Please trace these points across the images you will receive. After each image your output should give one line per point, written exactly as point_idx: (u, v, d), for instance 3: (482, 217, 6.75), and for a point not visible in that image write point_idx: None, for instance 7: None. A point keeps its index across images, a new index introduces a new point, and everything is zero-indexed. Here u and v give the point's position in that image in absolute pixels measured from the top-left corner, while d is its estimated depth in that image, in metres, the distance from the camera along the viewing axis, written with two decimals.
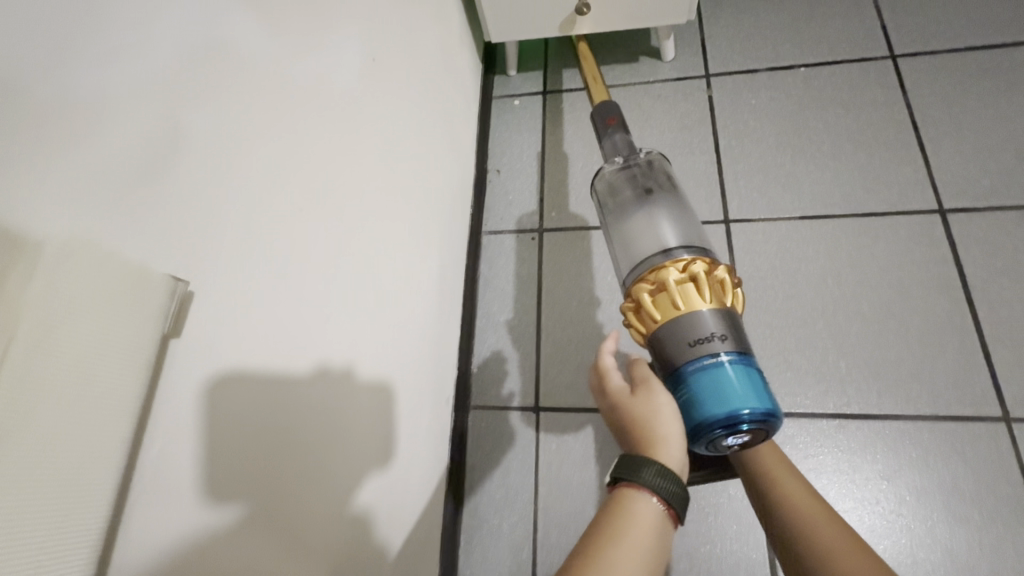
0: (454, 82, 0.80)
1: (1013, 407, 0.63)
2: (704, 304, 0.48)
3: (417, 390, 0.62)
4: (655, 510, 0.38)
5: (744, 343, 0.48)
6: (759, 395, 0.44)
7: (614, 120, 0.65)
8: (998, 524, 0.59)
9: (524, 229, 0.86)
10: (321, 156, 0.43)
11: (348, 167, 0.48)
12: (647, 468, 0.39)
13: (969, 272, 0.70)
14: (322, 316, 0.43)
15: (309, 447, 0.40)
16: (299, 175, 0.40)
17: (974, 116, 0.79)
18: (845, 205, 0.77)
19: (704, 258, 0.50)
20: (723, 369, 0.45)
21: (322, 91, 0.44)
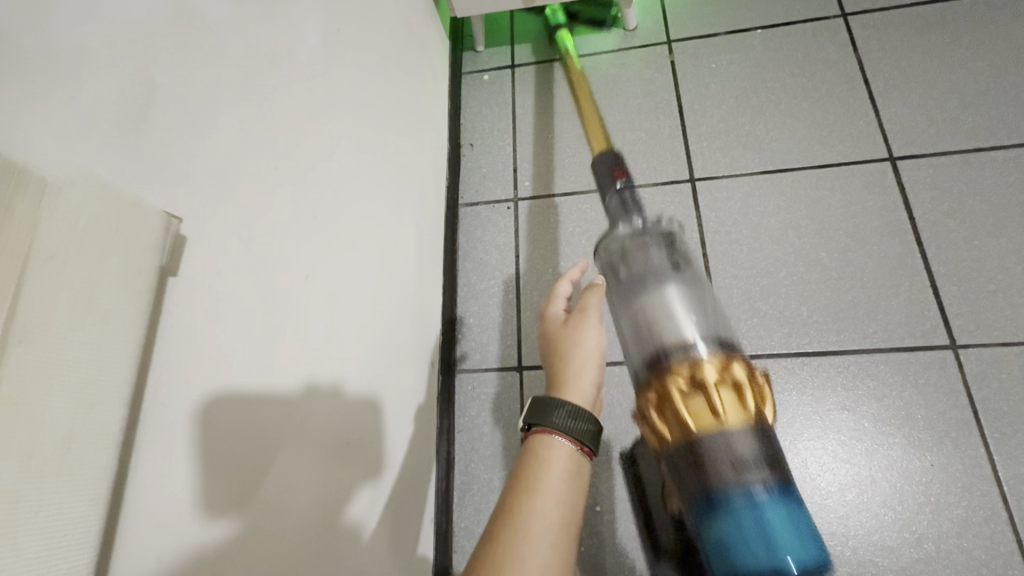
0: (421, 58, 0.82)
1: (959, 335, 0.68)
2: (739, 417, 0.47)
3: (399, 357, 0.64)
4: (567, 448, 0.43)
5: (783, 472, 0.48)
6: (805, 541, 0.45)
7: (622, 174, 0.59)
8: (948, 442, 0.64)
9: (499, 199, 0.88)
10: (291, 125, 0.45)
11: (318, 134, 0.50)
12: (557, 413, 0.44)
13: (917, 214, 0.74)
14: (301, 279, 0.45)
15: (296, 400, 0.42)
16: (271, 140, 0.42)
17: (920, 68, 0.83)
18: (802, 158, 0.80)
19: (740, 363, 0.49)
20: (763, 511, 0.45)
21: (289, 61, 0.45)
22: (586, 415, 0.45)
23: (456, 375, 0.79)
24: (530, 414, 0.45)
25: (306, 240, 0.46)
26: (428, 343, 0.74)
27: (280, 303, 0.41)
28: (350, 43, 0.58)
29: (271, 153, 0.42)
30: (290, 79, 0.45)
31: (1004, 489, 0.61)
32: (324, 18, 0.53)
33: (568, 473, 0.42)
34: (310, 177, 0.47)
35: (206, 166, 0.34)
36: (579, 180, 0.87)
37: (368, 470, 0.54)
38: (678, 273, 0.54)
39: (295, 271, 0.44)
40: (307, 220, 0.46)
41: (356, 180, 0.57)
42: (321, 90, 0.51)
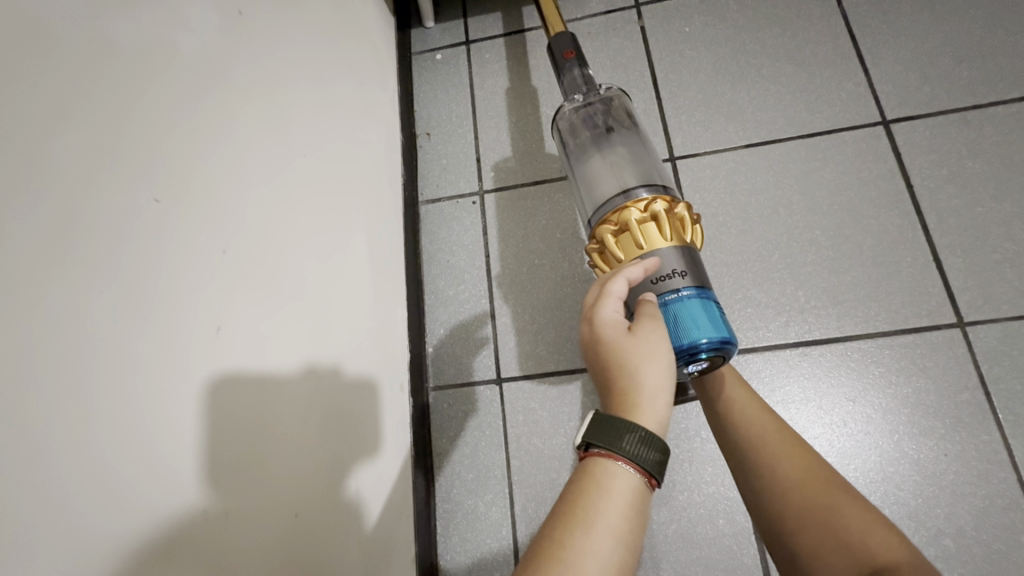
0: (361, 40, 0.72)
1: (967, 312, 0.63)
2: (665, 243, 0.48)
3: (373, 368, 0.59)
4: (632, 482, 0.34)
5: (702, 276, 0.48)
6: (716, 325, 0.45)
7: (571, 54, 0.61)
8: (960, 428, 0.60)
9: (464, 194, 0.80)
10: (176, 138, 0.36)
11: (222, 146, 0.40)
12: (630, 436, 0.35)
13: (915, 182, 0.69)
14: (213, 332, 0.36)
15: (224, 481, 0.34)
16: (145, 161, 0.33)
17: (909, 21, 0.76)
18: (790, 128, 0.74)
19: (665, 197, 0.49)
20: (679, 303, 0.45)
21: (172, 56, 0.37)
22: (657, 444, 0.35)
23: (431, 393, 0.71)
24: (589, 433, 0.35)
25: (214, 280, 0.37)
26: (397, 361, 0.66)
27: (182, 369, 0.33)
28: (261, 29, 0.49)
29: (149, 179, 0.33)
30: (171, 80, 0.36)
31: (1021, 474, 0.57)
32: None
33: (632, 512, 0.33)
34: (214, 201, 0.38)
35: (25, 215, 0.25)
36: (549, 166, 0.79)
37: (365, 448, 0.54)
38: (617, 134, 0.55)
39: (202, 322, 0.35)
40: (213, 255, 0.37)
41: (283, 195, 0.48)
42: (222, 90, 0.41)
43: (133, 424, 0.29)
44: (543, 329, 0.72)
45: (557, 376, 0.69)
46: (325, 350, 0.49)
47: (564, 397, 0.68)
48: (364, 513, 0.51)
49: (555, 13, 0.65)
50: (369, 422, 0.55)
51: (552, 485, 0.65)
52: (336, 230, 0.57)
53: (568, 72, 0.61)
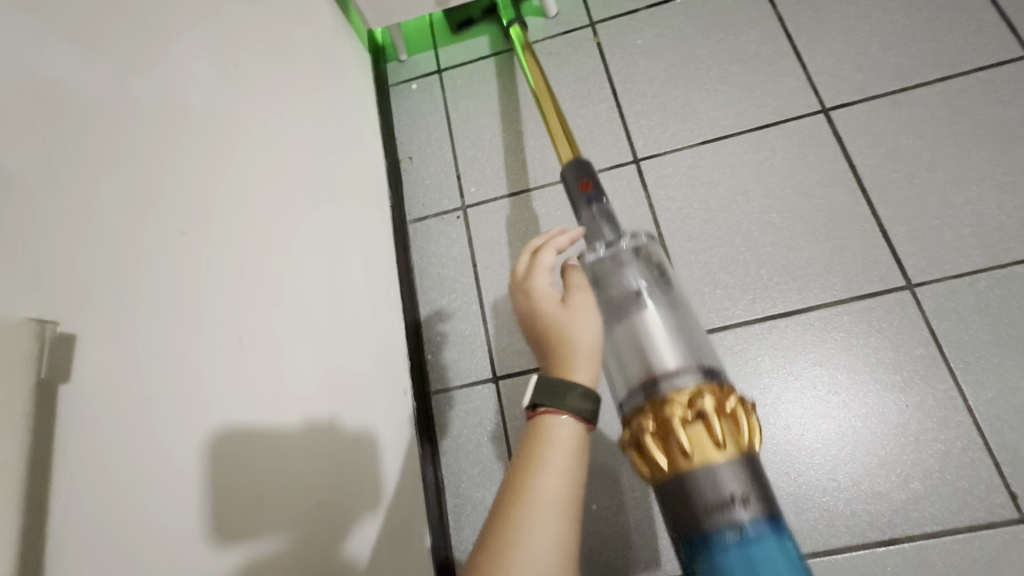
0: (342, 78, 0.79)
1: (913, 274, 0.69)
2: (718, 451, 0.42)
3: (371, 400, 0.63)
4: (573, 430, 0.40)
5: (768, 494, 0.42)
6: (793, 566, 0.40)
7: (588, 186, 0.58)
8: (917, 380, 0.65)
9: (448, 210, 0.86)
10: (190, 185, 0.42)
11: (228, 187, 0.47)
12: (571, 394, 0.40)
13: (857, 161, 0.75)
14: (234, 341, 0.42)
15: (251, 460, 0.41)
16: (167, 206, 0.39)
17: (838, 17, 0.83)
18: (740, 122, 0.80)
19: (711, 390, 0.44)
20: (748, 547, 0.39)
21: (179, 114, 0.43)
22: (588, 390, 0.41)
23: (432, 396, 0.77)
24: (534, 396, 0.41)
25: (231, 300, 0.43)
26: (398, 367, 0.72)
27: (212, 373, 0.39)
28: (253, 80, 0.55)
29: (171, 220, 0.39)
30: (181, 136, 0.43)
31: (976, 417, 0.62)
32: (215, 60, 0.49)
33: (575, 451, 0.40)
34: (226, 235, 0.45)
35: (83, 254, 0.32)
36: (524, 178, 0.85)
37: (365, 495, 0.56)
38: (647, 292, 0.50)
39: (224, 334, 0.41)
40: (229, 279, 0.44)
41: (283, 222, 0.54)
42: (225, 139, 0.48)
43: (175, 418, 0.35)
44: None
45: None
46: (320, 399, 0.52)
47: None
48: (373, 494, 0.58)
49: (565, 137, 0.63)
50: (371, 454, 0.59)
51: None
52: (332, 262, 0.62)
53: (586, 206, 0.57)
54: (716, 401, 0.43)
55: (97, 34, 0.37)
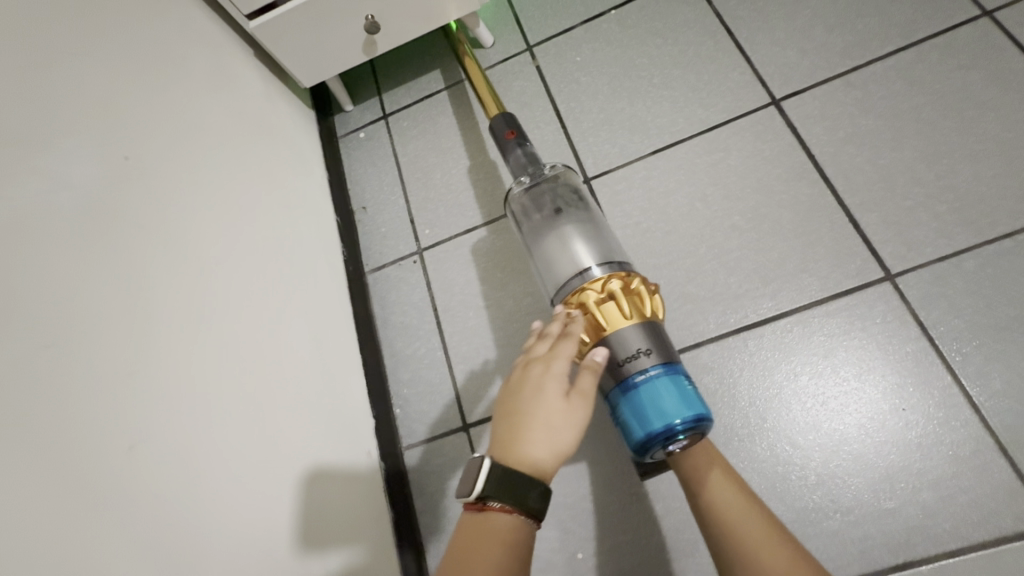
0: (276, 138, 0.78)
1: (893, 264, 0.63)
2: (626, 320, 0.50)
3: (328, 465, 0.61)
4: (521, 524, 0.41)
5: (669, 351, 0.50)
6: (691, 404, 0.46)
7: (512, 134, 0.65)
8: (913, 379, 0.59)
9: (405, 255, 0.84)
10: (64, 286, 0.40)
11: (119, 274, 0.45)
12: (536, 494, 0.41)
13: (817, 150, 0.71)
14: (125, 444, 0.39)
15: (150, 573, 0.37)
16: (30, 315, 0.37)
17: (776, 5, 0.80)
18: (689, 126, 0.77)
19: (620, 274, 0.52)
20: (651, 382, 0.47)
21: (51, 215, 0.41)
22: (542, 490, 0.42)
23: (404, 453, 0.73)
24: (485, 489, 0.40)
25: (122, 399, 0.40)
26: (359, 428, 0.69)
27: (90, 487, 0.36)
28: (154, 162, 0.54)
29: (38, 321, 0.37)
30: (50, 238, 0.41)
31: (983, 414, 0.56)
32: (100, 154, 0.48)
33: (521, 548, 0.41)
34: (117, 332, 0.42)
35: None
36: (477, 212, 0.83)
37: (342, 553, 0.57)
38: (566, 214, 0.57)
39: (110, 439, 0.39)
40: (118, 376, 0.41)
41: (202, 299, 0.52)
42: (113, 231, 0.46)
43: (33, 551, 0.32)
44: (498, 369, 0.73)
45: None
46: (269, 473, 0.52)
47: None
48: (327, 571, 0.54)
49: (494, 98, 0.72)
50: (342, 514, 0.60)
51: None
52: (271, 328, 0.61)
53: (512, 150, 0.64)
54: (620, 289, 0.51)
55: None
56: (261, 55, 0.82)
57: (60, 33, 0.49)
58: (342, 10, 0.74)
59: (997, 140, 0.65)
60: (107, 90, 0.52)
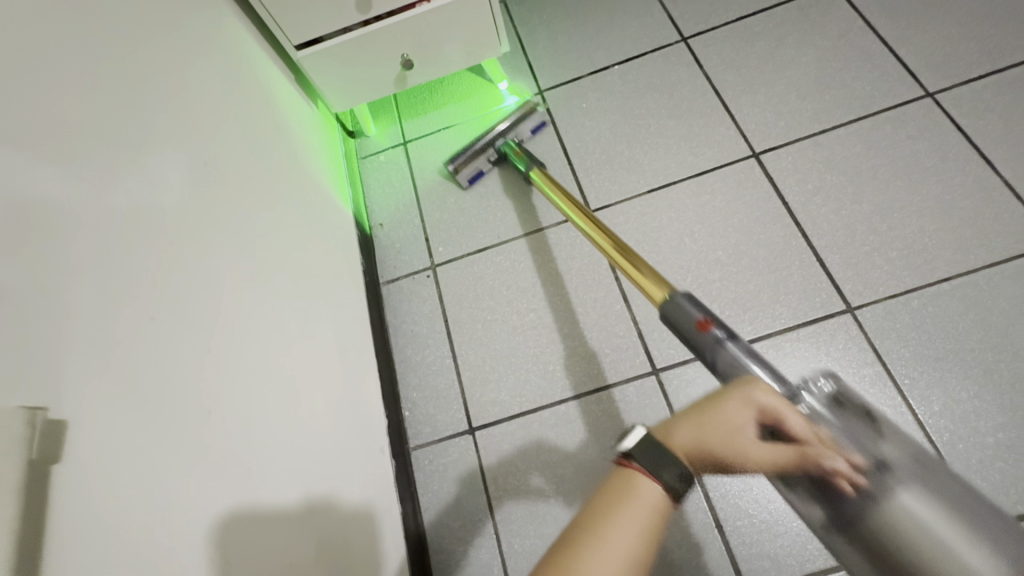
0: (309, 154, 0.85)
1: (852, 298, 0.74)
2: None
3: (350, 455, 0.65)
4: (659, 498, 0.35)
5: None
6: None
7: (709, 324, 0.53)
8: (869, 399, 0.68)
9: (418, 269, 0.91)
10: (166, 271, 0.45)
11: (202, 263, 0.50)
12: (675, 470, 0.36)
13: (790, 198, 0.82)
14: (204, 414, 0.43)
15: (227, 530, 0.42)
16: (144, 290, 0.41)
17: (758, 72, 0.92)
18: (681, 171, 0.87)
19: None
20: None
21: (160, 208, 0.46)
22: (682, 471, 0.36)
23: (412, 452, 0.79)
24: (632, 446, 0.37)
25: (203, 374, 0.45)
26: (373, 425, 0.74)
27: (184, 448, 0.40)
28: (223, 167, 0.59)
29: (153, 297, 0.42)
30: (156, 227, 0.45)
31: (927, 430, 0.65)
32: (186, 157, 0.53)
33: (656, 524, 0.34)
34: (197, 315, 0.47)
35: (87, 348, 0.35)
36: (489, 235, 0.90)
37: (362, 536, 0.62)
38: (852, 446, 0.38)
39: (201, 408, 0.43)
40: (201, 354, 0.45)
41: (252, 293, 0.57)
42: (194, 226, 0.51)
43: (159, 497, 0.36)
44: (503, 378, 0.80)
45: (521, 417, 0.77)
46: (307, 458, 0.57)
47: (531, 438, 0.75)
48: (350, 555, 0.59)
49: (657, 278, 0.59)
50: (363, 500, 0.64)
51: (530, 519, 0.72)
52: (304, 326, 0.66)
53: (719, 350, 0.51)
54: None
55: (91, 140, 0.41)
56: (300, 80, 0.89)
57: (161, 51, 0.55)
58: (384, 46, 0.83)
59: (938, 200, 0.77)
60: (192, 101, 0.58)
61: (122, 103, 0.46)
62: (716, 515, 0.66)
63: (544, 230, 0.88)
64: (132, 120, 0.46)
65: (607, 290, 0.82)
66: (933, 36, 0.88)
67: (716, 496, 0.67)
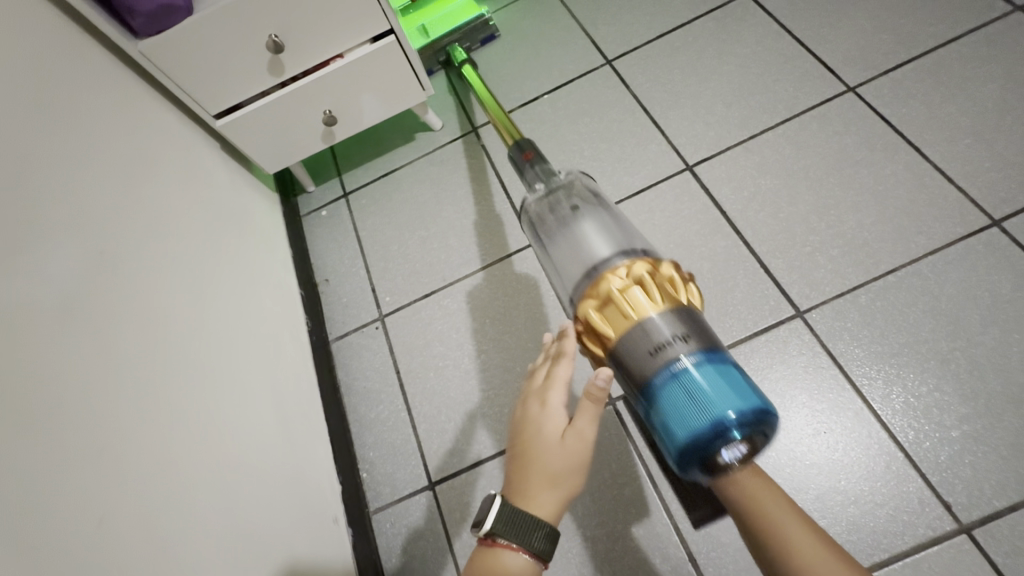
0: (239, 220, 0.83)
1: (800, 301, 0.72)
2: (654, 307, 0.46)
3: (294, 535, 0.61)
4: (524, 562, 0.42)
5: (711, 338, 0.47)
6: (742, 394, 0.43)
7: (529, 154, 0.64)
8: (828, 404, 0.66)
9: (367, 322, 0.89)
10: (49, 369, 0.42)
11: (99, 353, 0.47)
12: (538, 535, 0.42)
13: (727, 207, 0.81)
14: (100, 521, 0.40)
15: None
16: (19, 399, 0.38)
17: (683, 85, 0.93)
18: (618, 192, 0.87)
19: (646, 260, 0.50)
20: (692, 373, 0.44)
21: (38, 302, 0.44)
22: (544, 531, 0.43)
23: (372, 517, 0.75)
24: (495, 525, 0.42)
25: (99, 480, 0.41)
26: (325, 496, 0.71)
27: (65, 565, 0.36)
28: (129, 246, 0.57)
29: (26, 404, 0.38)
30: (31, 328, 0.42)
31: (892, 431, 0.63)
32: (78, 246, 0.50)
33: None
34: (91, 415, 0.43)
35: None
36: (434, 277, 0.89)
37: None
38: (585, 212, 0.55)
39: (94, 515, 0.40)
40: (98, 458, 0.42)
41: (170, 374, 0.54)
42: (92, 318, 0.48)
43: None
44: (459, 426, 0.77)
45: (480, 466, 0.74)
46: (239, 547, 0.52)
47: (492, 487, 0.72)
48: None
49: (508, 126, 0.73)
50: None
51: None
52: (236, 400, 0.62)
53: (529, 167, 0.63)
54: (650, 268, 0.49)
55: None
56: (227, 147, 0.89)
57: (50, 134, 0.53)
58: (304, 105, 0.83)
59: (872, 192, 0.76)
60: (90, 182, 0.56)
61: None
62: (688, 549, 0.63)
63: (489, 267, 0.87)
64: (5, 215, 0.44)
65: (556, 321, 0.80)
66: (847, 32, 0.89)
67: (686, 527, 0.64)
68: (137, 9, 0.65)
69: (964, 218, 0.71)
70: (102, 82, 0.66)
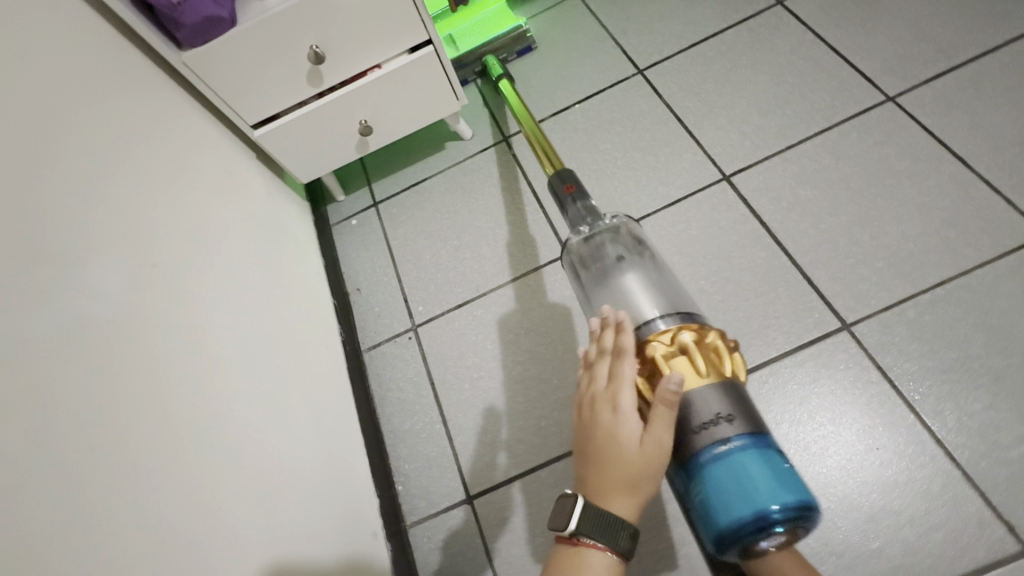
0: (274, 229, 0.83)
1: (846, 314, 0.71)
2: (700, 380, 0.46)
3: (334, 550, 0.60)
4: (608, 561, 0.43)
5: (758, 422, 0.46)
6: (787, 484, 0.42)
7: (572, 188, 0.65)
8: (881, 420, 0.64)
9: (400, 332, 0.88)
10: (103, 390, 0.41)
11: (148, 372, 0.47)
12: (622, 535, 0.43)
13: (767, 218, 0.80)
14: (157, 545, 0.39)
15: None
16: (81, 418, 0.38)
17: (717, 95, 0.92)
18: (654, 202, 0.86)
19: (692, 326, 0.49)
20: (735, 457, 0.43)
21: (93, 322, 0.43)
22: (628, 532, 0.43)
23: (409, 531, 0.74)
24: (578, 526, 0.42)
25: (153, 502, 0.41)
26: (363, 510, 0.70)
27: None
28: (174, 259, 0.57)
29: (83, 427, 0.38)
30: (87, 346, 0.42)
31: (947, 448, 0.61)
32: (127, 261, 0.50)
33: None
34: (146, 432, 0.43)
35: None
36: (467, 288, 0.88)
37: None
38: (629, 264, 0.56)
39: (152, 538, 0.39)
40: (152, 479, 0.42)
41: (214, 390, 0.54)
42: (141, 335, 0.48)
43: None
44: (496, 439, 0.76)
45: (518, 480, 0.73)
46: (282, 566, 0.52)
47: (532, 502, 0.71)
48: None
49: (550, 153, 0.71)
50: None
51: None
52: (276, 413, 0.62)
53: (573, 204, 0.63)
54: (696, 338, 0.48)
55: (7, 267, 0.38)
56: (261, 156, 0.89)
57: (98, 149, 0.53)
58: (339, 115, 0.82)
59: (917, 203, 0.75)
60: (135, 197, 0.55)
61: (48, 218, 0.44)
62: (738, 568, 0.61)
63: (523, 277, 0.86)
64: (57, 234, 0.44)
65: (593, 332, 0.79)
66: (884, 41, 0.88)
67: None
68: (183, 22, 0.65)
69: (1013, 230, 0.70)
70: (146, 95, 0.66)
